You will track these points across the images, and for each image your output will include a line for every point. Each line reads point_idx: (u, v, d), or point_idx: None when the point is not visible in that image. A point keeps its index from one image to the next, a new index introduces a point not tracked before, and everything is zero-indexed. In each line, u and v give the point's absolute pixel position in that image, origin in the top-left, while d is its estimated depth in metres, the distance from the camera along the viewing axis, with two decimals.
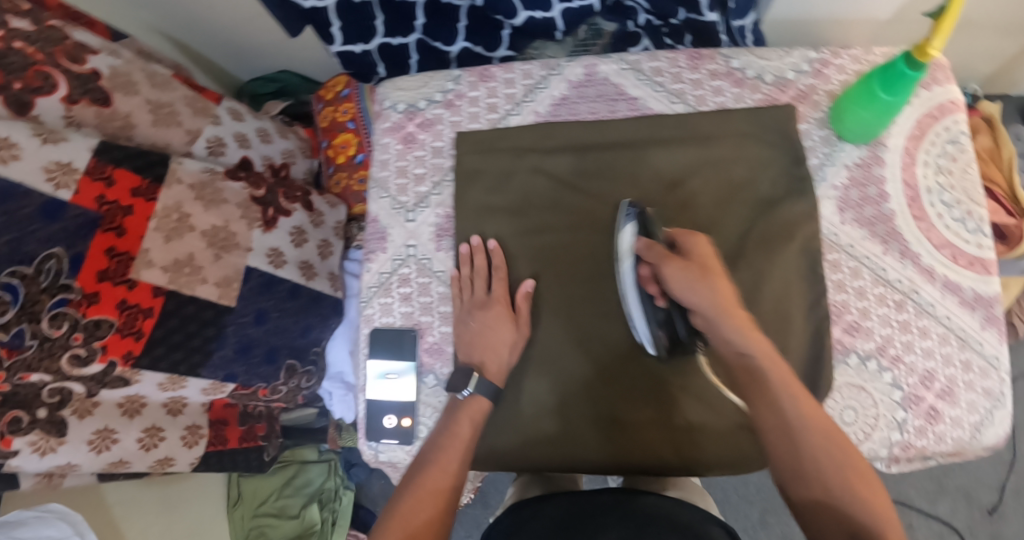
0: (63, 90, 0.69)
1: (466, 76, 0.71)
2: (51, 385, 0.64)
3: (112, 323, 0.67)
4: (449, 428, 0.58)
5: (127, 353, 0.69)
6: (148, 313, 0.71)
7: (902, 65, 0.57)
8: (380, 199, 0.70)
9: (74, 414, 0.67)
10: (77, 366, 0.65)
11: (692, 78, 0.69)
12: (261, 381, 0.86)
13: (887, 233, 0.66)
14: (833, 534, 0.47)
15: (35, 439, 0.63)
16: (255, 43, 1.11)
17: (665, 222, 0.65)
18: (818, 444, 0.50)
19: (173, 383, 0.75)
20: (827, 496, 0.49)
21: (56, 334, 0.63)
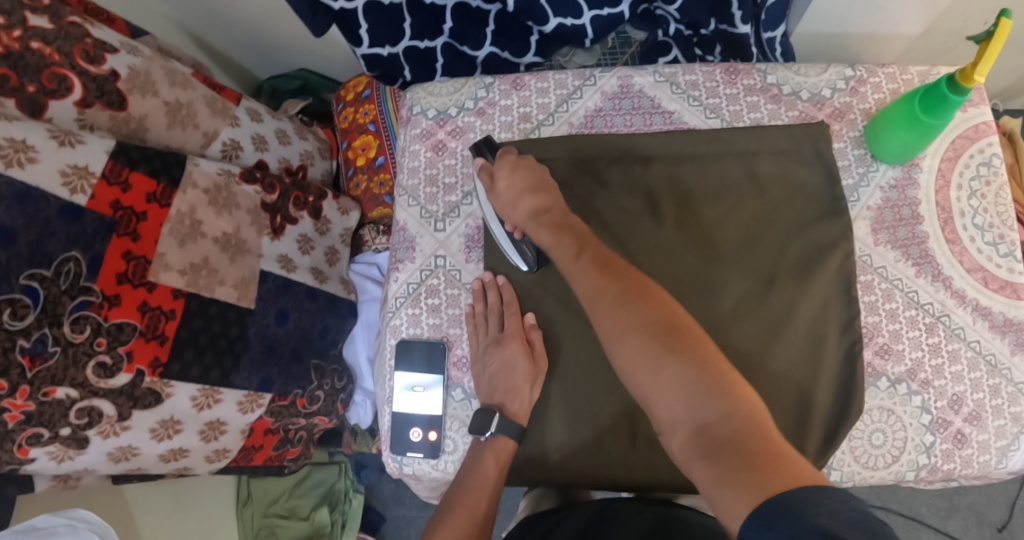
0: (78, 94, 0.67)
1: (498, 84, 0.70)
2: (78, 403, 0.61)
3: (135, 326, 0.66)
4: (476, 468, 0.59)
5: (154, 360, 0.67)
6: (170, 315, 0.69)
7: (947, 87, 0.56)
8: (409, 207, 0.69)
9: (99, 434, 0.64)
10: (103, 376, 0.63)
11: (728, 93, 0.69)
12: (297, 386, 0.86)
13: (921, 255, 0.66)
14: (688, 451, 0.43)
15: (54, 451, 0.61)
16: (276, 41, 1.09)
17: (699, 236, 0.65)
18: (640, 358, 0.47)
19: (207, 398, 0.73)
20: (672, 412, 0.45)
21: (79, 339, 0.61)
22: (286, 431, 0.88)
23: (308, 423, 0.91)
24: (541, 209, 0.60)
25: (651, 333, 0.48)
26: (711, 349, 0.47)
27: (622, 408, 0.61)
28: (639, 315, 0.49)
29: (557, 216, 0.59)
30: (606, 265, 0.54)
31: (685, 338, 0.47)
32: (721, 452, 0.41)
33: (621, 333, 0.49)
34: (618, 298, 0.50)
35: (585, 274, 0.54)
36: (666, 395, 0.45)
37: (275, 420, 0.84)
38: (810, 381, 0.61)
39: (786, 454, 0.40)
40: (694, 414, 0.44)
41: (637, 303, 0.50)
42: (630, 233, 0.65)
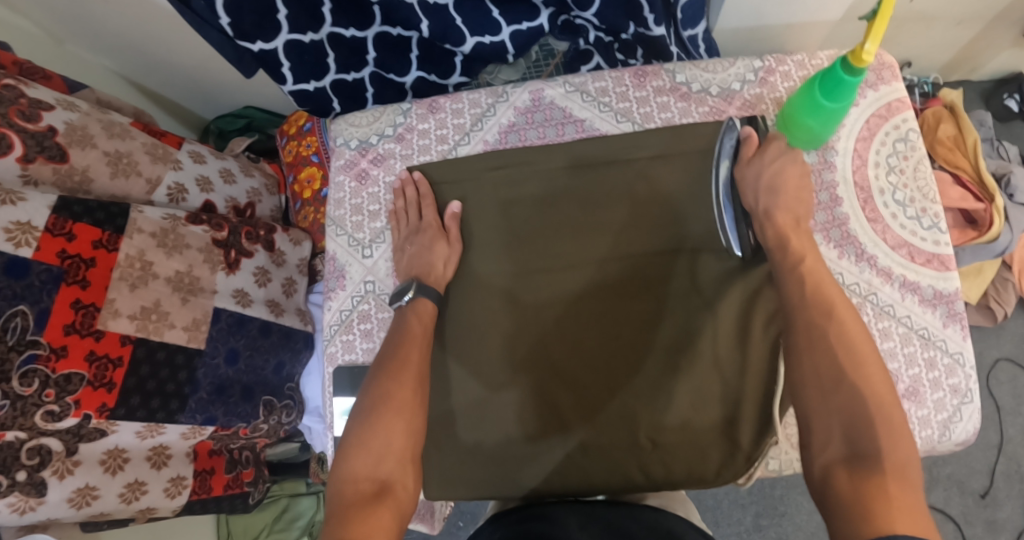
0: (18, 151, 0.68)
1: (415, 109, 0.73)
2: (27, 443, 0.62)
3: (83, 376, 0.66)
4: (398, 354, 0.58)
5: (102, 406, 0.68)
6: (118, 362, 0.70)
7: (840, 70, 0.57)
8: (337, 237, 0.71)
9: (54, 475, 0.64)
10: (51, 421, 0.64)
11: (638, 96, 0.70)
12: (241, 421, 0.85)
13: (842, 237, 0.66)
14: (838, 474, 0.43)
15: (15, 500, 0.61)
16: (218, 82, 1.11)
17: (630, 239, 0.65)
18: (826, 374, 0.48)
19: (151, 431, 0.74)
20: (844, 432, 0.45)
21: (28, 392, 0.61)
22: (230, 452, 0.90)
23: (251, 442, 0.94)
24: (778, 206, 0.59)
25: (834, 360, 0.48)
26: (886, 395, 0.47)
27: (559, 413, 0.63)
28: (826, 331, 0.50)
29: (789, 218, 0.59)
30: (811, 280, 0.54)
31: (860, 367, 0.48)
32: (866, 478, 0.41)
33: (807, 345, 0.50)
34: (822, 313, 0.52)
35: (794, 285, 0.55)
36: (830, 410, 0.47)
37: (217, 443, 0.86)
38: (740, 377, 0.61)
39: (916, 505, 0.40)
40: (851, 438, 0.45)
41: (834, 323, 0.51)
42: (562, 240, 0.66)
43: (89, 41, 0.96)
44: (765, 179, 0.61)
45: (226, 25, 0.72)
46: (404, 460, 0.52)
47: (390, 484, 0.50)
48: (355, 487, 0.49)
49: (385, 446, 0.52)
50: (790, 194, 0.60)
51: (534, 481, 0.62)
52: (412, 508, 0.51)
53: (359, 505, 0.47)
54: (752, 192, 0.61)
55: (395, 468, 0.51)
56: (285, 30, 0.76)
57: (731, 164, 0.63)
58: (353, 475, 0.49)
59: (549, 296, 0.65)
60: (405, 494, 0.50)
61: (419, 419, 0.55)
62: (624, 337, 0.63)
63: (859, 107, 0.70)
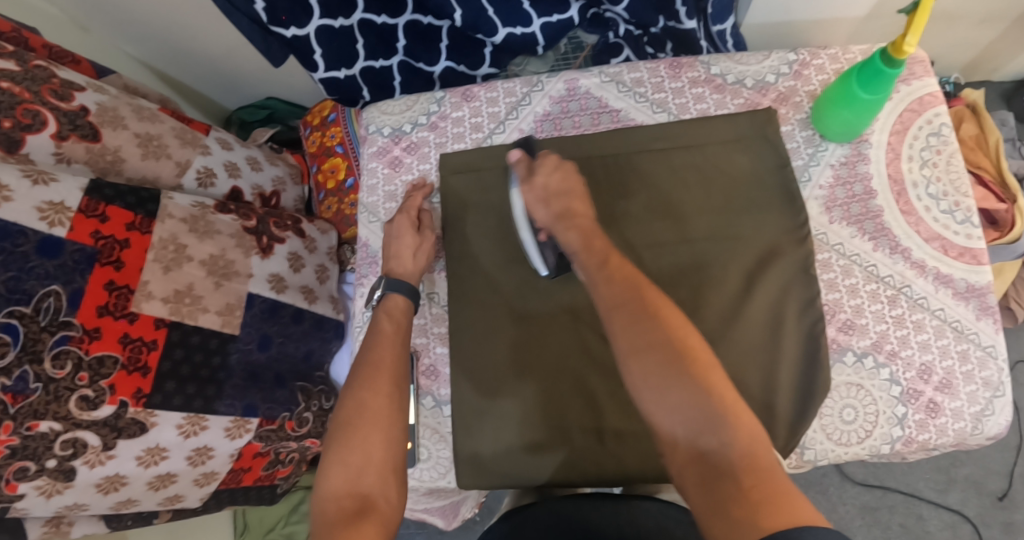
0: (53, 127, 0.69)
1: (449, 97, 0.73)
2: (62, 435, 0.62)
3: (117, 359, 0.66)
4: (368, 357, 0.58)
5: (137, 392, 0.68)
6: (152, 345, 0.70)
7: (879, 61, 0.58)
8: (370, 224, 0.72)
9: (85, 464, 0.64)
10: (86, 408, 0.64)
11: (673, 87, 0.71)
12: (284, 409, 0.85)
13: (876, 229, 0.66)
14: (695, 491, 0.40)
15: (43, 484, 0.61)
16: (242, 72, 1.12)
17: (656, 228, 0.66)
18: (655, 381, 0.44)
19: (192, 425, 0.73)
20: (691, 440, 0.42)
21: (60, 375, 0.62)
22: (276, 454, 0.88)
23: (299, 446, 0.91)
24: (565, 212, 0.59)
25: (662, 353, 0.45)
26: (719, 376, 0.44)
27: (587, 402, 0.63)
28: (647, 328, 0.47)
29: (585, 221, 0.58)
30: (621, 275, 0.52)
31: (689, 356, 0.45)
32: (717, 484, 0.39)
33: (630, 349, 0.46)
34: (641, 310, 0.48)
35: (603, 283, 0.52)
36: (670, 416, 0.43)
37: (264, 445, 0.84)
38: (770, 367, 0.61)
39: (784, 490, 0.38)
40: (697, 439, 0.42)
41: (650, 320, 0.47)
42: None
43: (116, 29, 0.97)
44: (548, 191, 0.61)
45: (260, 9, 0.76)
46: (384, 471, 0.51)
47: (372, 499, 0.49)
48: (338, 505, 0.48)
49: (363, 460, 0.51)
50: (581, 199, 0.61)
51: (554, 466, 0.62)
52: (400, 518, 0.50)
53: (342, 523, 0.46)
54: (540, 206, 0.61)
55: (376, 481, 0.50)
56: (317, 15, 0.78)
57: (521, 186, 0.63)
58: (333, 493, 0.49)
59: (569, 286, 0.66)
60: (389, 507, 0.49)
61: (397, 428, 0.54)
62: None
63: (892, 101, 0.71)
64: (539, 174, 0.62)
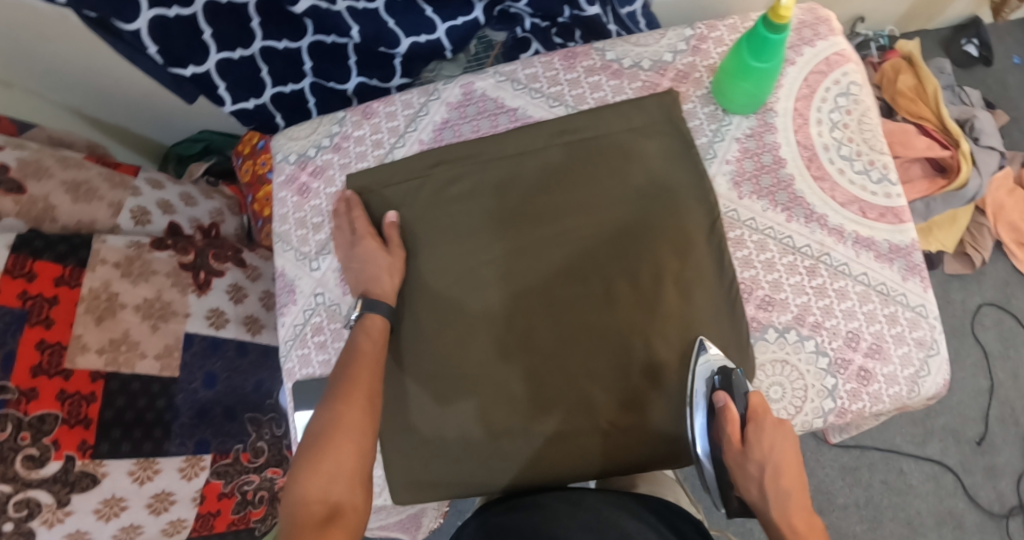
0: None
1: (349, 116, 0.72)
2: (14, 497, 0.61)
3: (57, 415, 0.65)
4: (346, 377, 0.57)
5: (83, 444, 0.66)
6: (91, 398, 0.69)
7: (763, 29, 0.56)
8: (284, 253, 0.71)
9: (43, 525, 0.62)
10: (33, 467, 0.62)
11: (569, 78, 0.70)
12: (237, 441, 0.83)
13: (790, 199, 0.65)
14: None
15: None
16: (170, 110, 1.11)
17: (569, 225, 0.65)
18: None
19: (145, 470, 0.71)
20: None
21: (2, 437, 0.60)
22: (243, 493, 0.83)
23: (265, 481, 0.87)
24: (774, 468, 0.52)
25: None
26: None
27: (515, 406, 0.62)
28: None
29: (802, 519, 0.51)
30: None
31: None
32: None
33: None
34: None
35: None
36: None
37: (225, 482, 0.81)
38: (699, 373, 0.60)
39: None
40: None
41: None
42: (502, 233, 0.65)
43: (37, 82, 0.96)
44: (770, 468, 0.53)
45: (156, 52, 0.73)
46: (355, 480, 0.52)
47: (340, 508, 0.51)
48: (306, 510, 0.50)
49: (336, 467, 0.52)
50: (798, 491, 0.52)
51: (486, 470, 0.63)
52: (365, 520, 0.52)
53: (311, 530, 0.48)
54: (757, 490, 0.53)
55: (347, 491, 0.52)
56: (214, 50, 0.76)
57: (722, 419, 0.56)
58: (303, 497, 0.50)
59: (489, 291, 0.64)
60: (356, 514, 0.51)
61: (370, 442, 0.55)
62: (581, 326, 0.63)
63: (796, 66, 0.69)
64: (755, 445, 0.54)
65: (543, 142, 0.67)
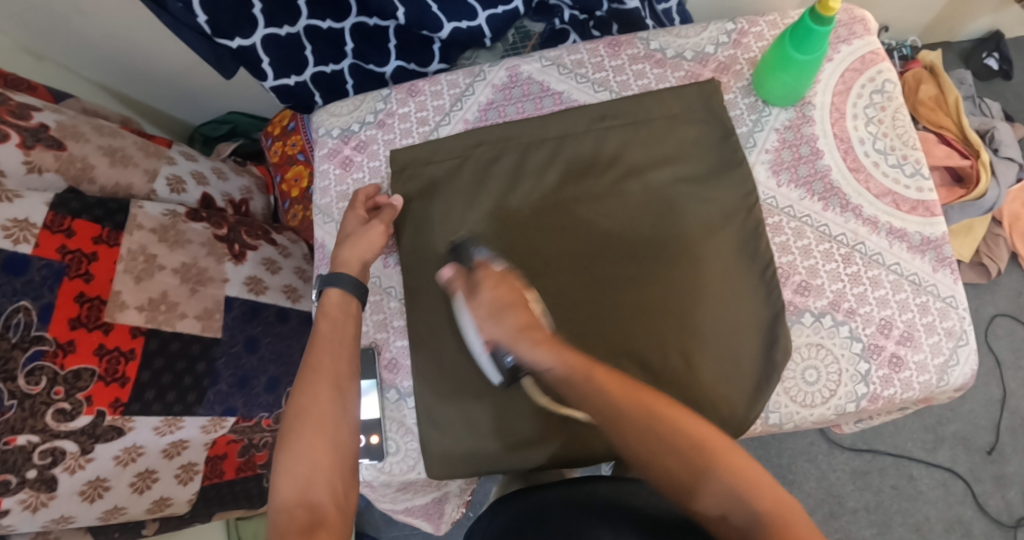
0: (16, 137, 0.69)
1: (394, 94, 0.74)
2: (41, 446, 0.61)
3: (93, 372, 0.66)
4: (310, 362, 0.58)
5: (116, 401, 0.67)
6: (130, 355, 0.69)
7: (809, 20, 0.57)
8: (325, 225, 0.72)
9: (65, 471, 0.63)
10: (63, 420, 0.63)
11: (614, 65, 0.72)
12: (264, 411, 0.82)
13: (826, 189, 0.67)
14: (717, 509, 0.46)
15: (25, 498, 0.60)
16: (201, 89, 1.13)
17: (605, 208, 0.66)
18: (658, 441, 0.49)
19: (169, 426, 0.72)
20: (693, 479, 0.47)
21: (36, 390, 0.61)
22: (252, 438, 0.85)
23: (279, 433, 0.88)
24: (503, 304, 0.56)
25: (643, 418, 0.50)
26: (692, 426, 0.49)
27: (548, 385, 0.63)
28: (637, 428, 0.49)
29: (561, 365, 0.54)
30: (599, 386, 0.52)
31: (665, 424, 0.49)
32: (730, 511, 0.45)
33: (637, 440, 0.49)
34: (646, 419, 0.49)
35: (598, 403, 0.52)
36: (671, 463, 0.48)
37: (238, 434, 0.81)
38: (729, 354, 0.61)
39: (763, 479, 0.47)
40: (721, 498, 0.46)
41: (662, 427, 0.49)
42: (537, 214, 0.67)
43: (70, 56, 0.97)
44: (488, 306, 0.56)
45: (203, 23, 0.73)
46: (333, 477, 0.52)
47: (321, 508, 0.50)
48: (289, 514, 0.49)
49: (311, 468, 0.52)
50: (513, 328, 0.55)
51: (516, 448, 0.63)
52: (350, 518, 0.52)
53: (294, 532, 0.47)
54: (489, 322, 0.56)
55: (327, 490, 0.51)
56: (261, 25, 0.77)
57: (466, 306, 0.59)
58: (284, 504, 0.50)
59: (526, 271, 0.65)
60: (339, 512, 0.51)
61: (343, 432, 0.55)
62: (615, 307, 0.63)
63: (833, 63, 0.71)
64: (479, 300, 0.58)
65: (583, 125, 0.68)
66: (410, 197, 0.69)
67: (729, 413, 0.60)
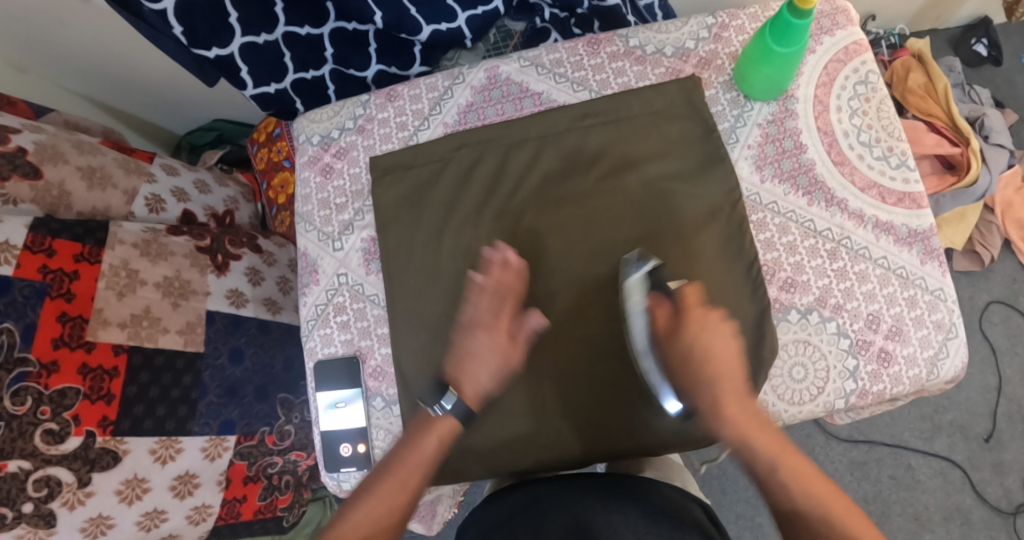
0: None
1: (373, 99, 0.73)
2: (33, 474, 0.60)
3: (78, 390, 0.65)
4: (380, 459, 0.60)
5: (104, 420, 0.66)
6: (113, 372, 0.69)
7: (787, 14, 0.56)
8: (307, 233, 0.71)
9: (64, 506, 0.62)
10: (52, 442, 0.62)
11: (593, 64, 0.71)
12: (264, 424, 0.84)
13: (810, 183, 0.66)
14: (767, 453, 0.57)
15: (23, 532, 0.59)
16: (185, 98, 1.12)
17: (592, 207, 0.65)
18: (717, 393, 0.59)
19: (168, 450, 0.71)
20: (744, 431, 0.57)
21: (21, 411, 0.60)
22: (268, 477, 0.85)
23: (289, 463, 0.89)
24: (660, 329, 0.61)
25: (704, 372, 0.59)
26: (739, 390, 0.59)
27: (535, 386, 0.63)
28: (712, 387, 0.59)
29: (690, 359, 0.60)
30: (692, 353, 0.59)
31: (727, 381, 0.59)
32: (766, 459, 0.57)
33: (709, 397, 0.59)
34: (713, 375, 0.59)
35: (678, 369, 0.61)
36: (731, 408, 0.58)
37: (248, 464, 0.82)
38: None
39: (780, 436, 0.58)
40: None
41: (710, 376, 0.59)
42: (521, 216, 0.66)
43: (51, 69, 0.96)
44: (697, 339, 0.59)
45: (180, 34, 0.72)
46: None
47: None
48: None
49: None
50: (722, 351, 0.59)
51: (502, 454, 0.62)
52: None
53: None
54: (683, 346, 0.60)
55: None
56: (238, 34, 0.76)
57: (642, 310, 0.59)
58: None
59: (513, 275, 0.65)
60: None
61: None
62: (605, 307, 0.63)
63: (815, 54, 0.70)
64: (688, 322, 0.59)
65: (565, 126, 0.68)
66: (392, 201, 0.69)
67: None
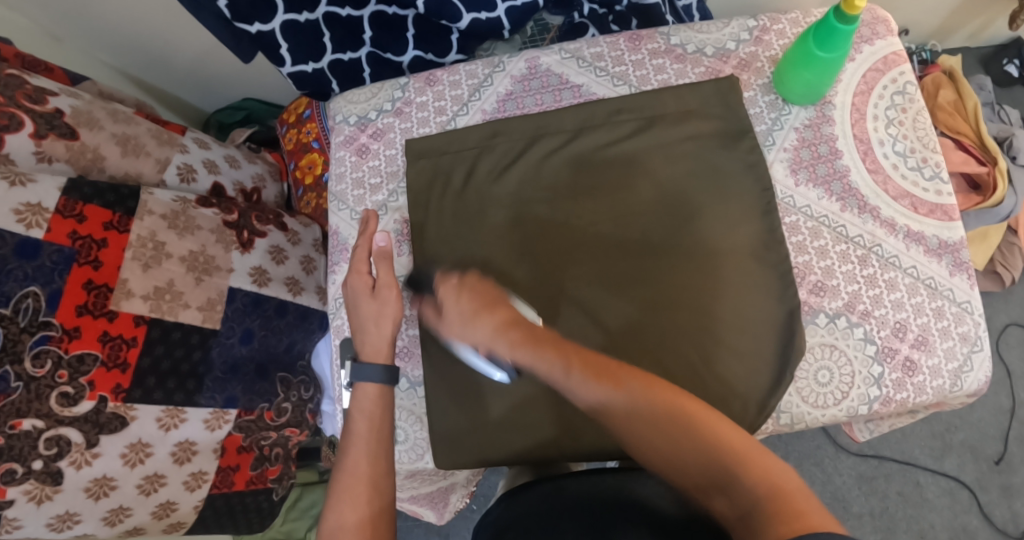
0: (31, 127, 0.69)
1: (412, 83, 0.74)
2: (46, 433, 0.61)
3: (97, 357, 0.65)
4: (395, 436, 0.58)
5: (117, 387, 0.67)
6: (132, 343, 0.69)
7: (833, 19, 0.57)
8: (339, 212, 0.72)
9: (71, 465, 0.63)
10: (67, 405, 0.63)
11: (634, 59, 0.71)
12: (263, 401, 0.85)
13: (844, 190, 0.66)
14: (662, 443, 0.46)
15: (31, 488, 0.60)
16: (218, 75, 1.13)
17: (621, 202, 0.65)
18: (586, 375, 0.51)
19: (173, 419, 0.72)
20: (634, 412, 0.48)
21: (41, 373, 0.61)
22: (261, 449, 0.86)
23: (281, 438, 0.89)
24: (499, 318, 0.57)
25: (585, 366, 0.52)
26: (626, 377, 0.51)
27: None
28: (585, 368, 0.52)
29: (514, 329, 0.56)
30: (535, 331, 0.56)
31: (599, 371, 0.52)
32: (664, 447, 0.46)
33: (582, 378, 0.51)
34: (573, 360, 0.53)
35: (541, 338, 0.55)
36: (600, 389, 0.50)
37: (245, 436, 0.82)
38: (747, 352, 0.61)
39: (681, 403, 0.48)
40: (736, 496, 0.40)
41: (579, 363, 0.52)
42: (550, 206, 0.67)
43: (89, 39, 0.97)
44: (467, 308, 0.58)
45: (223, 7, 0.73)
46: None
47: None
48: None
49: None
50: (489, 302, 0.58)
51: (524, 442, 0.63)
52: None
53: None
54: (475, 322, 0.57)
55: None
56: (281, 10, 0.77)
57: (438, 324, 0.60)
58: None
59: (538, 264, 0.65)
60: None
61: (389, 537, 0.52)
62: (628, 301, 0.63)
63: (855, 62, 0.70)
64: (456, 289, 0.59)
65: (598, 120, 0.68)
66: (424, 184, 0.69)
67: (740, 411, 0.60)
